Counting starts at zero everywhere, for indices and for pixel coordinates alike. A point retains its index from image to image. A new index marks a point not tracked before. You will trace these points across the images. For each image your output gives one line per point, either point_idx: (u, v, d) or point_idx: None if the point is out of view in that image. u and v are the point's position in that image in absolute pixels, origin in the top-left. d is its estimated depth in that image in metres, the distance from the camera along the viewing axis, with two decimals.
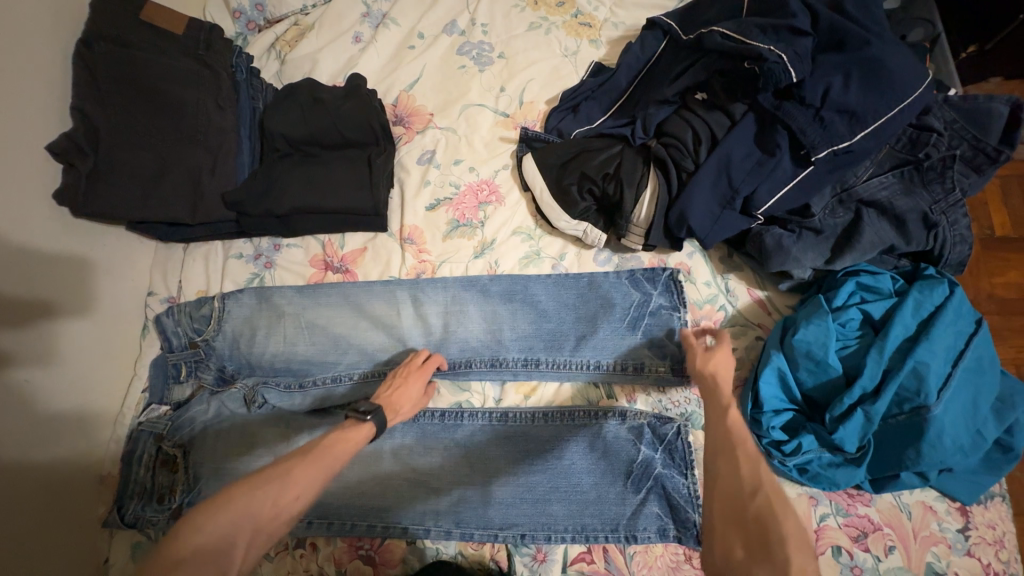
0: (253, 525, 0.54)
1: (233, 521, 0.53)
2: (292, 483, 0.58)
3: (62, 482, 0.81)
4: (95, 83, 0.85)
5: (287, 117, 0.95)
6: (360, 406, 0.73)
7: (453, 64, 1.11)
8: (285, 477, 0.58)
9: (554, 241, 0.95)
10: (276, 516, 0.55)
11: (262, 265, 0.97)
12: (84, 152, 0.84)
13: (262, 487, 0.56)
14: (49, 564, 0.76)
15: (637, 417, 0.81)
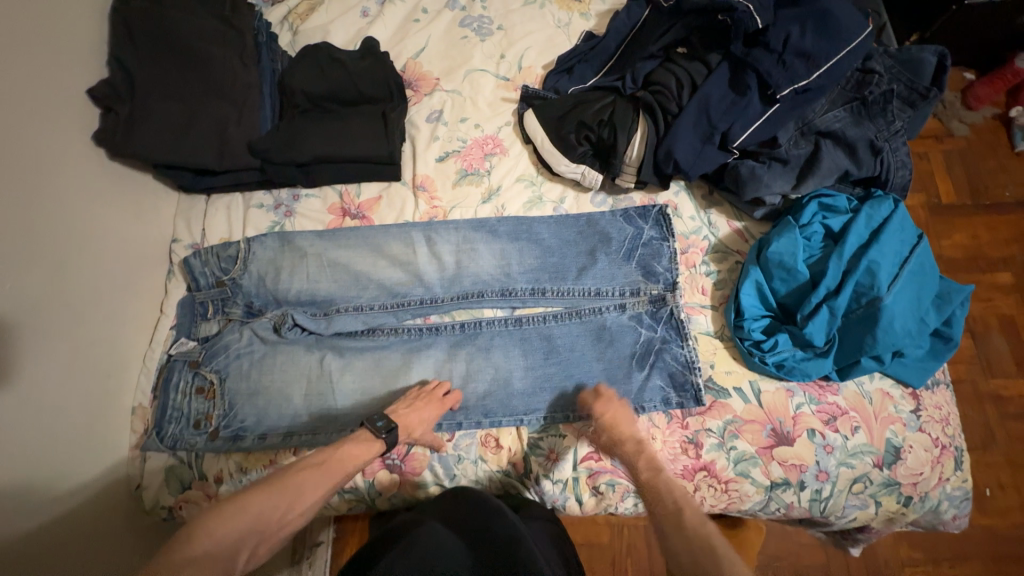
0: (257, 537, 0.61)
1: (244, 528, 0.61)
2: (301, 497, 0.65)
3: (98, 417, 0.84)
4: (136, 46, 0.93)
5: (307, 76, 1.03)
6: (378, 421, 0.77)
7: (456, 35, 1.21)
8: (296, 490, 0.65)
9: (555, 186, 1.05)
10: (278, 530, 0.63)
11: (282, 213, 1.04)
12: (122, 98, 0.91)
13: (276, 494, 0.64)
14: (85, 476, 0.81)
15: (635, 307, 0.93)
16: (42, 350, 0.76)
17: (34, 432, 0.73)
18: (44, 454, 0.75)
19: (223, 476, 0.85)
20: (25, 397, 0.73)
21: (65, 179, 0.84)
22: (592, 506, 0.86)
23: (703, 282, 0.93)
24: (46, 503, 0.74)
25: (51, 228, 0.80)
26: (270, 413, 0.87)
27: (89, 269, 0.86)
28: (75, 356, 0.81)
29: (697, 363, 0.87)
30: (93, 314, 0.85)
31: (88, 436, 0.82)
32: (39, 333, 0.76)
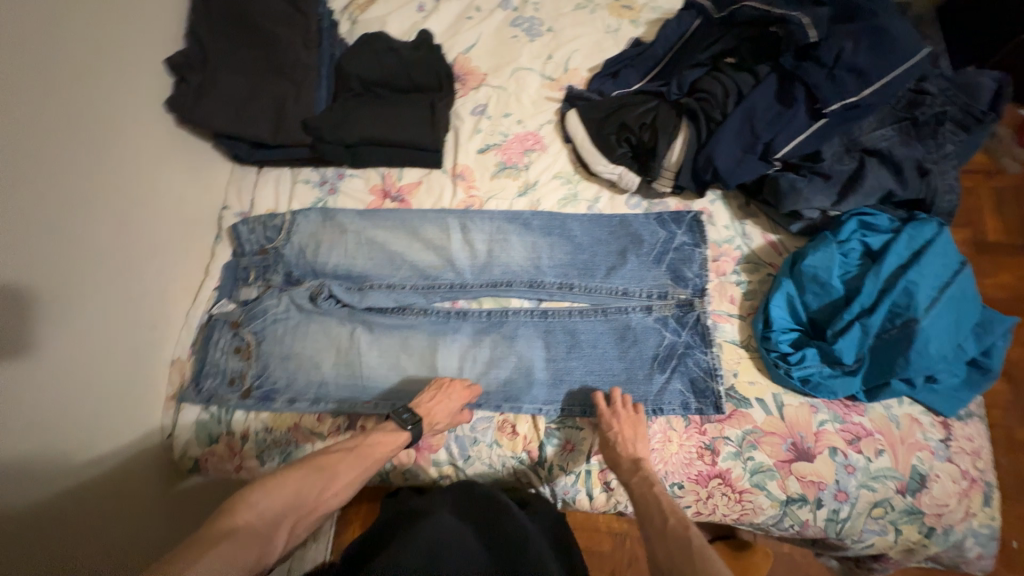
0: (295, 516, 0.63)
1: (284, 504, 0.63)
2: (337, 479, 0.68)
3: (139, 364, 0.89)
4: (212, 23, 1.00)
5: (364, 62, 1.07)
6: (404, 413, 0.79)
7: (506, 34, 1.25)
8: (332, 472, 0.68)
9: (591, 186, 1.07)
10: (317, 508, 0.65)
11: (326, 190, 1.09)
12: (193, 68, 0.98)
13: (315, 474, 0.67)
14: (130, 416, 0.86)
15: (662, 309, 0.93)
16: (96, 295, 0.81)
17: (83, 371, 0.78)
18: (92, 392, 0.79)
19: (249, 432, 0.89)
20: (80, 337, 0.78)
21: (130, 139, 0.89)
22: (602, 503, 0.87)
23: (732, 291, 0.93)
24: (92, 439, 0.79)
25: (118, 182, 0.86)
26: (301, 377, 0.91)
27: (145, 226, 0.91)
28: (125, 305, 0.86)
29: (719, 370, 0.86)
30: (144, 268, 0.90)
31: (131, 381, 0.87)
32: (95, 279, 0.81)
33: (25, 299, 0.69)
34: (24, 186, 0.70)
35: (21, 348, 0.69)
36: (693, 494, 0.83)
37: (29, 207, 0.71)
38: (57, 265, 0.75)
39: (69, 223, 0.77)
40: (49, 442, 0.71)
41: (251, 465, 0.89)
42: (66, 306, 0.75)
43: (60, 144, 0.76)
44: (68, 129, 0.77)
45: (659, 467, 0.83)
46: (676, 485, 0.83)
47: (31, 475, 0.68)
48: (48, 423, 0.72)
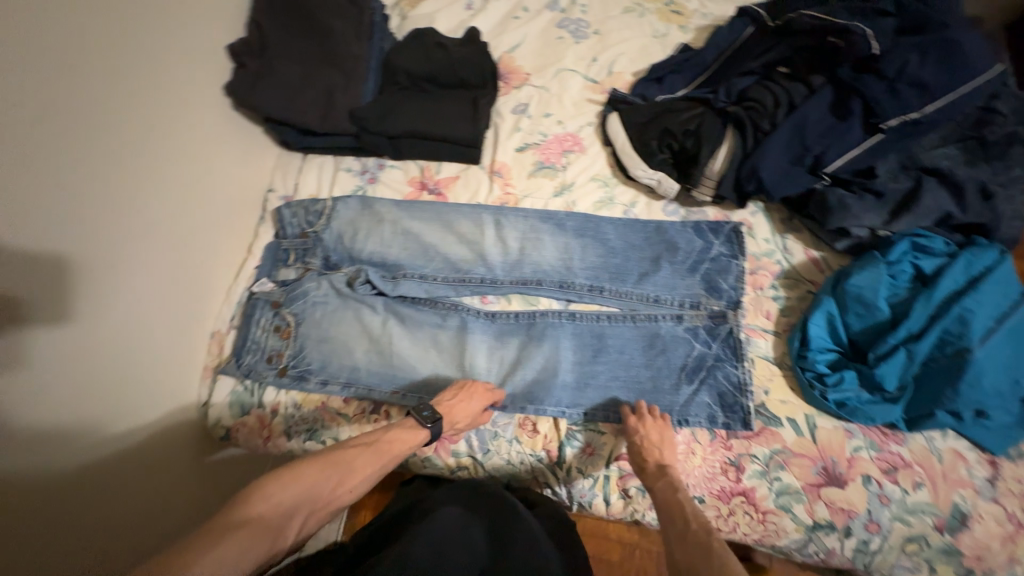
0: (310, 508, 0.63)
1: (299, 496, 0.62)
2: (352, 474, 0.69)
3: (181, 335, 0.93)
4: (273, 13, 1.05)
5: (412, 56, 1.10)
6: (424, 411, 0.80)
7: (551, 35, 1.26)
8: (348, 467, 0.69)
9: (628, 190, 1.06)
10: (331, 502, 0.66)
11: (366, 179, 1.11)
12: (252, 54, 1.02)
13: (332, 468, 0.67)
14: (168, 382, 0.90)
15: (693, 320, 0.92)
16: (148, 264, 0.85)
17: (129, 340, 0.82)
18: (137, 359, 0.84)
19: (279, 408, 0.93)
20: (128, 307, 0.82)
21: (187, 119, 0.94)
22: (618, 509, 0.86)
23: (768, 306, 0.91)
24: (135, 403, 0.83)
25: (173, 157, 0.91)
26: (332, 359, 0.93)
27: (194, 204, 0.95)
28: (172, 279, 0.91)
29: (749, 386, 0.84)
30: (191, 244, 0.95)
31: (173, 350, 0.91)
32: (145, 253, 0.85)
33: (80, 268, 0.74)
34: (86, 163, 0.75)
35: (72, 313, 0.73)
36: (714, 509, 0.81)
37: (90, 182, 0.75)
38: (112, 238, 0.79)
39: (125, 198, 0.81)
40: (93, 403, 0.76)
41: (278, 439, 0.92)
42: (116, 276, 0.80)
43: (120, 125, 0.80)
44: (129, 111, 0.81)
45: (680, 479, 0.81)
46: (696, 498, 0.81)
47: (71, 434, 0.72)
48: (92, 386, 0.76)
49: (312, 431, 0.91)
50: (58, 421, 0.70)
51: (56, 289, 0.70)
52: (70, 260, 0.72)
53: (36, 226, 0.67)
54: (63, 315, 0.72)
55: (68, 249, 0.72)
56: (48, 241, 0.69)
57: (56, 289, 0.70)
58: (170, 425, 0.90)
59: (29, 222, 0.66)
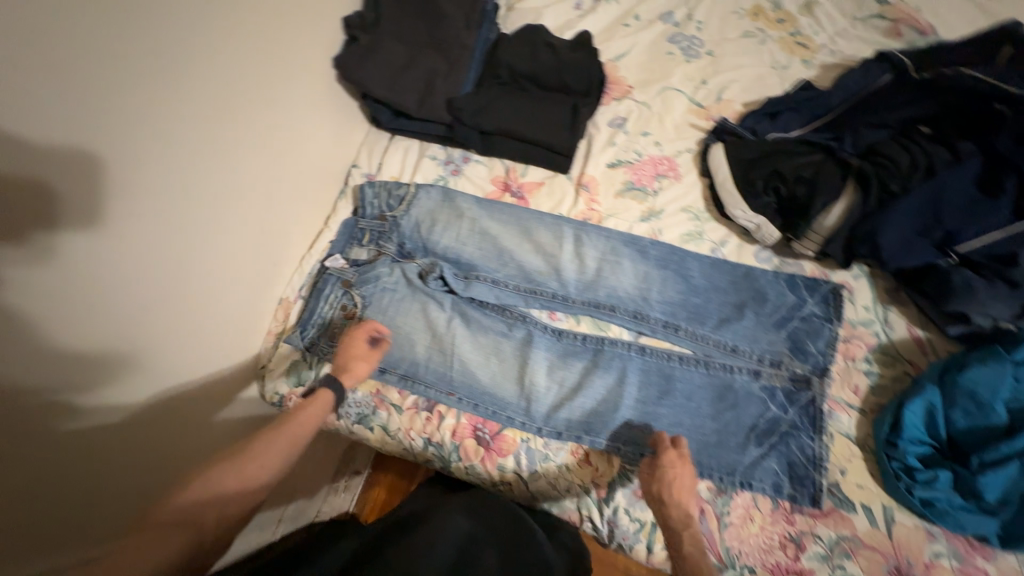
0: (219, 503, 0.59)
1: (200, 498, 0.58)
2: (254, 457, 0.64)
3: (245, 294, 0.92)
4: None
5: (517, 51, 1.06)
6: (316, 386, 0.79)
7: (661, 49, 1.20)
8: (249, 454, 0.64)
9: (719, 228, 1.00)
10: (242, 492, 0.61)
11: (450, 170, 1.10)
12: (365, 29, 1.01)
13: (230, 460, 0.63)
14: (212, 332, 0.86)
15: (772, 379, 0.86)
16: (212, 204, 0.81)
17: (193, 288, 0.80)
18: (198, 308, 0.82)
19: None
20: (196, 253, 0.80)
21: (287, 82, 0.93)
22: (659, 560, 0.82)
23: (858, 379, 0.84)
24: (191, 353, 0.82)
25: (264, 113, 0.89)
26: (394, 349, 0.93)
27: (274, 161, 0.93)
28: (242, 235, 0.89)
29: (825, 462, 0.79)
30: (265, 202, 0.93)
31: (236, 309, 0.90)
32: (220, 203, 0.83)
33: (154, 205, 0.71)
34: (178, 100, 0.72)
35: (141, 250, 0.70)
36: None
37: (174, 112, 0.72)
38: (188, 179, 0.76)
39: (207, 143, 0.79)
40: (150, 347, 0.74)
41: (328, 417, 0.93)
42: (187, 220, 0.77)
43: (219, 70, 0.78)
44: (228, 60, 0.79)
45: (733, 544, 0.77)
46: (747, 568, 0.76)
47: (123, 373, 0.70)
48: (151, 328, 0.74)
49: (362, 417, 0.91)
50: (110, 358, 0.68)
51: (126, 222, 0.67)
52: (146, 195, 0.70)
53: (116, 153, 0.65)
54: (132, 251, 0.69)
55: (146, 184, 0.70)
56: (126, 171, 0.66)
57: (126, 221, 0.67)
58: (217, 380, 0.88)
59: (109, 147, 0.64)
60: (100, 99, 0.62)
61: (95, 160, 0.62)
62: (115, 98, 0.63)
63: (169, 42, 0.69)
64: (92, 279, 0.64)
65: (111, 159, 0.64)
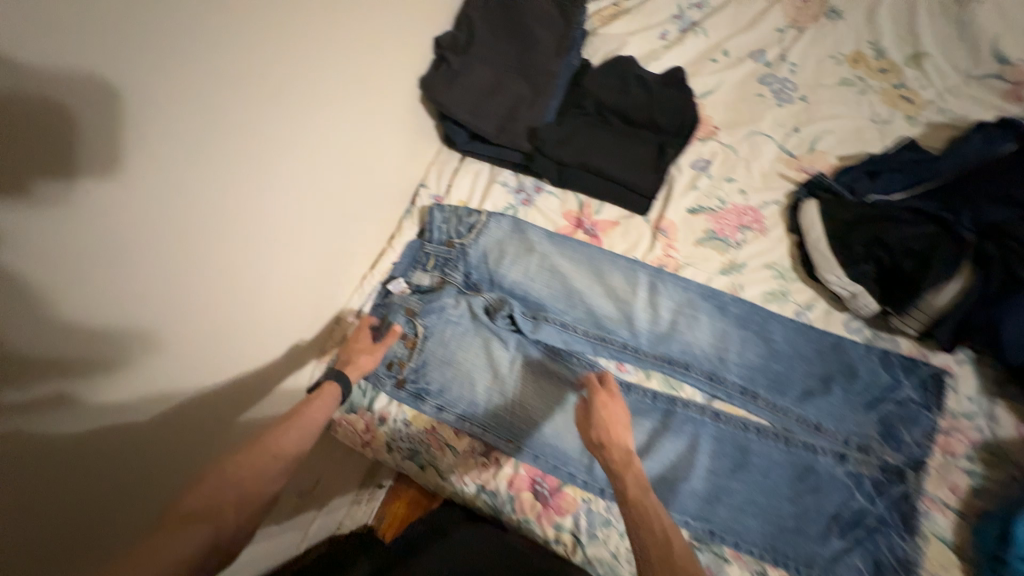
0: (237, 497, 0.56)
1: (219, 494, 0.55)
2: (271, 448, 0.62)
3: (290, 298, 0.86)
4: (487, 9, 1.00)
5: (605, 83, 1.02)
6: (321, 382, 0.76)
7: (750, 89, 1.14)
8: (265, 446, 0.62)
9: (806, 290, 0.94)
10: (259, 485, 0.59)
11: (520, 200, 1.05)
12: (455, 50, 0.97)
13: (248, 453, 0.60)
14: (242, 332, 0.77)
15: (859, 466, 0.80)
16: (265, 189, 0.73)
17: (228, 274, 0.71)
18: (232, 301, 0.74)
19: (387, 419, 0.89)
20: (239, 240, 0.72)
21: (372, 98, 0.89)
22: None
23: (956, 477, 0.77)
24: (214, 348, 0.72)
25: (347, 127, 0.85)
26: (452, 387, 0.89)
27: (339, 158, 0.86)
28: (291, 226, 0.81)
29: (917, 567, 0.73)
30: (324, 201, 0.86)
31: (280, 316, 0.85)
32: (278, 197, 0.76)
33: (202, 179, 0.63)
34: (255, 80, 0.66)
35: (177, 222, 0.61)
36: None
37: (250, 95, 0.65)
38: (244, 156, 0.68)
39: (274, 129, 0.71)
40: (174, 336, 0.65)
41: (378, 448, 0.90)
42: (238, 204, 0.69)
43: (307, 69, 0.73)
44: (318, 63, 0.75)
45: None
46: None
47: (141, 364, 0.61)
48: (179, 315, 0.65)
49: (414, 453, 0.88)
50: (128, 343, 0.58)
51: (168, 192, 0.59)
52: (196, 168, 0.61)
53: (168, 115, 0.56)
54: (170, 227, 0.60)
55: (198, 154, 0.61)
56: (178, 137, 0.58)
57: (166, 190, 0.58)
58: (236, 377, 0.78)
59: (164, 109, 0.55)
60: (169, 58, 0.54)
61: (140, 115, 0.53)
62: (184, 62, 0.56)
63: (264, 44, 0.65)
64: (121, 253, 0.55)
65: (162, 121, 0.55)
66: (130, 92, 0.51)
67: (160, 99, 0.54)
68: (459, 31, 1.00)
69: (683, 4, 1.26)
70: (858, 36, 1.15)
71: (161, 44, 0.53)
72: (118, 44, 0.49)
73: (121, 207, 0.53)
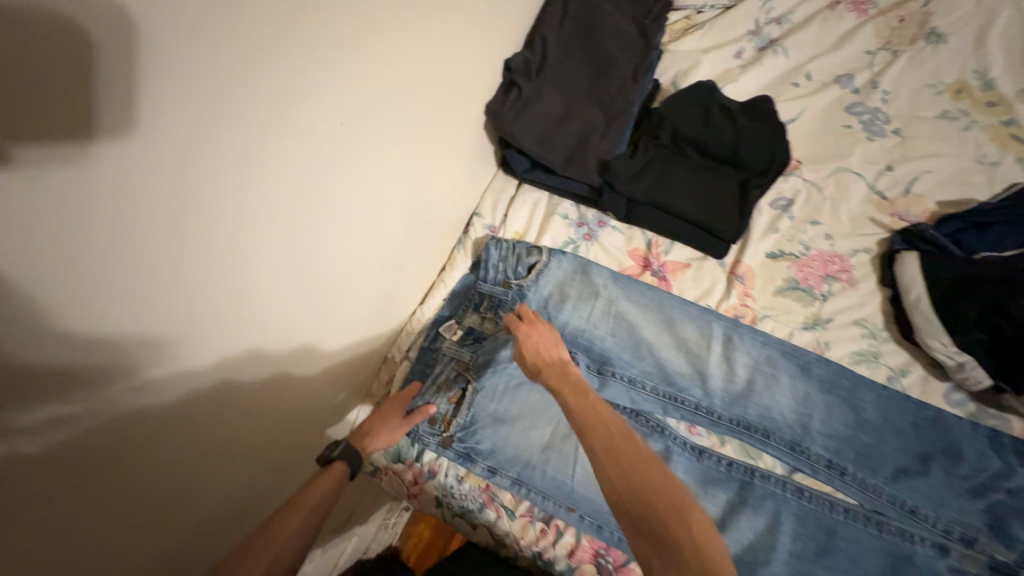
0: None
1: None
2: (267, 546, 0.57)
3: (339, 335, 0.78)
4: (562, 29, 0.94)
5: (683, 112, 0.93)
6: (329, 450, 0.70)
7: (837, 119, 1.04)
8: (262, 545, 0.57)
9: (899, 352, 0.86)
10: None
11: (582, 234, 0.97)
12: (527, 76, 0.91)
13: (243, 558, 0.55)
14: (278, 360, 0.66)
15: (965, 561, 0.72)
16: (317, 196, 0.62)
17: (263, 283, 0.59)
18: (277, 334, 0.64)
19: (437, 473, 0.83)
20: (292, 266, 0.63)
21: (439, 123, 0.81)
22: None
23: None
24: (252, 380, 0.62)
25: (412, 157, 0.78)
26: (507, 445, 0.82)
27: (398, 184, 0.77)
28: (337, 244, 0.69)
29: None
30: (380, 232, 0.78)
31: (326, 359, 0.77)
32: (338, 229, 0.68)
33: (258, 190, 0.53)
34: (331, 100, 0.57)
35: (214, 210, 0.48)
36: None
37: (316, 87, 0.55)
38: (300, 151, 0.56)
39: (341, 147, 0.62)
40: (215, 369, 0.56)
41: (426, 503, 0.84)
42: (293, 228, 0.60)
43: (381, 95, 0.65)
44: (394, 90, 0.67)
45: None
46: None
47: (168, 390, 0.50)
48: (207, 322, 0.53)
49: (465, 511, 0.82)
50: (155, 364, 0.48)
51: (221, 206, 0.49)
52: (253, 182, 0.52)
53: (226, 111, 0.46)
54: (220, 246, 0.51)
55: (258, 168, 0.52)
56: (233, 127, 0.47)
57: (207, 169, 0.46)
58: (269, 424, 0.69)
59: (222, 97, 0.45)
60: (237, 67, 0.45)
61: (190, 84, 0.41)
62: (254, 64, 0.46)
63: (340, 75, 0.57)
64: (164, 276, 0.45)
65: (212, 92, 0.44)
66: (192, 94, 0.42)
67: (223, 105, 0.45)
68: (530, 50, 0.94)
69: (761, 18, 1.15)
70: (962, 63, 1.04)
71: (240, 62, 0.45)
72: (192, 56, 0.40)
73: (165, 219, 0.43)
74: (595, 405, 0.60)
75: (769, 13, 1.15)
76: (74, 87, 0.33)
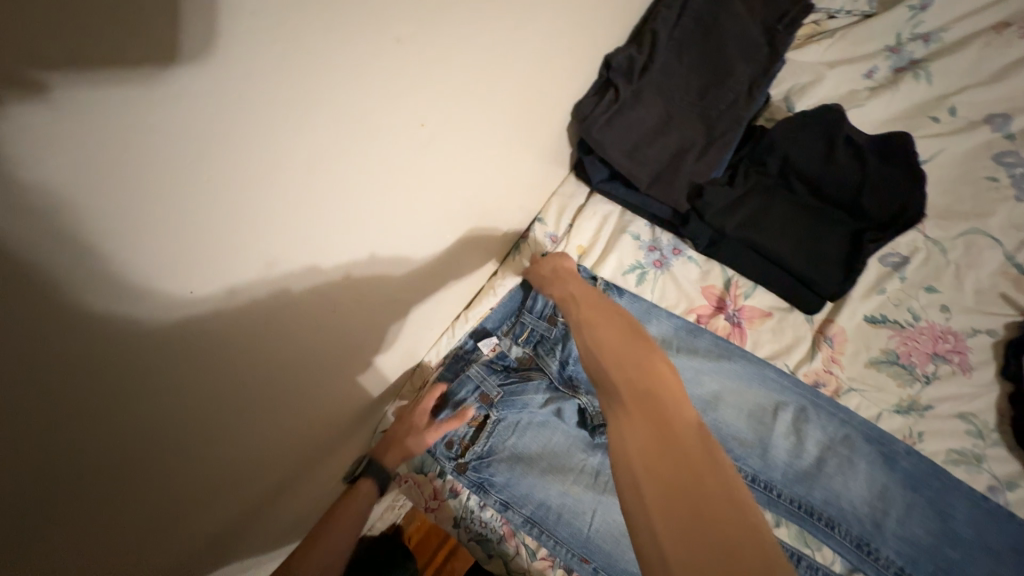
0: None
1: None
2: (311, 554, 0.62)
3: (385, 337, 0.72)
4: (677, 27, 0.83)
5: (801, 141, 0.80)
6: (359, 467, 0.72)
7: (980, 168, 0.88)
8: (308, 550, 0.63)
9: (1009, 461, 0.73)
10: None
11: (652, 259, 0.86)
12: (628, 77, 0.81)
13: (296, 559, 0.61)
14: (318, 364, 0.61)
15: None
16: (383, 192, 0.55)
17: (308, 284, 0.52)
18: (320, 339, 0.59)
19: (460, 493, 0.78)
20: (342, 270, 0.56)
21: (522, 116, 0.72)
22: None
23: None
24: (288, 383, 0.57)
25: (487, 154, 0.69)
26: (533, 482, 0.76)
27: (466, 183, 0.69)
28: (392, 245, 0.62)
29: None
30: (438, 233, 0.70)
31: (369, 365, 0.72)
32: (391, 230, 0.60)
33: (325, 176, 0.46)
34: (417, 82, 0.50)
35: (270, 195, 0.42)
36: None
37: (402, 69, 0.47)
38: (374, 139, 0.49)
39: (416, 138, 0.55)
40: (255, 367, 0.51)
41: (443, 519, 0.79)
42: (349, 226, 0.53)
43: (469, 82, 0.57)
44: (482, 78, 0.59)
45: None
46: None
47: (205, 385, 0.46)
48: (250, 320, 0.47)
49: (483, 538, 0.77)
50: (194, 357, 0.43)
51: (280, 191, 0.43)
52: (318, 180, 0.46)
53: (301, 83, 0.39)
54: (274, 247, 0.45)
55: (327, 163, 0.46)
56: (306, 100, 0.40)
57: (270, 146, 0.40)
58: (304, 423, 0.65)
59: (300, 66, 0.38)
60: (319, 34, 0.38)
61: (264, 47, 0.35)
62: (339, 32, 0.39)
63: (430, 54, 0.49)
64: (208, 264, 0.40)
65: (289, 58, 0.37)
66: (260, 71, 0.36)
67: (294, 95, 0.39)
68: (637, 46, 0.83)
69: (906, 32, 0.97)
70: None
71: (315, 43, 0.38)
72: (269, 12, 0.34)
73: (214, 200, 0.37)
74: (583, 304, 0.64)
75: (915, 29, 0.97)
76: (106, 62, 0.27)
